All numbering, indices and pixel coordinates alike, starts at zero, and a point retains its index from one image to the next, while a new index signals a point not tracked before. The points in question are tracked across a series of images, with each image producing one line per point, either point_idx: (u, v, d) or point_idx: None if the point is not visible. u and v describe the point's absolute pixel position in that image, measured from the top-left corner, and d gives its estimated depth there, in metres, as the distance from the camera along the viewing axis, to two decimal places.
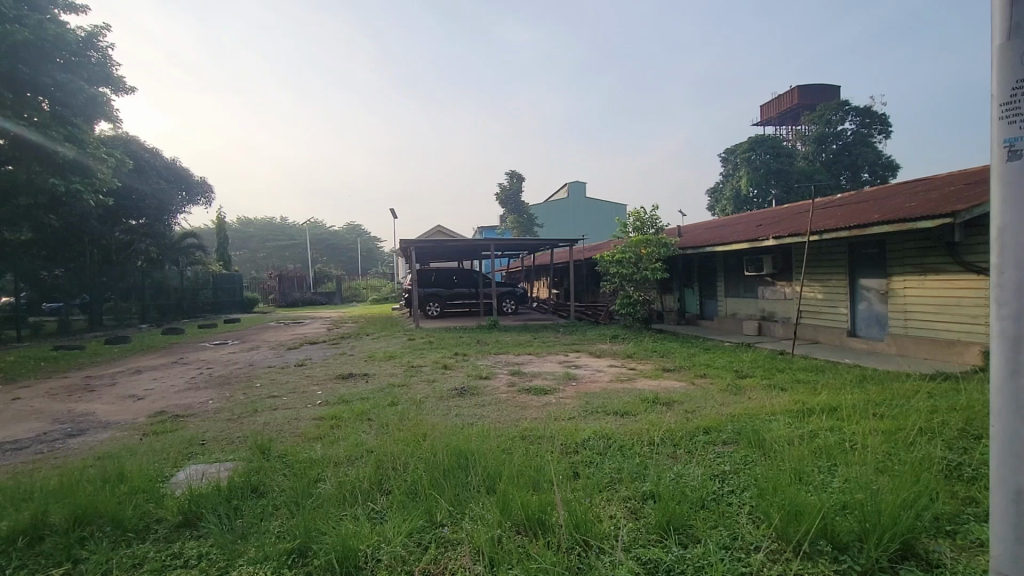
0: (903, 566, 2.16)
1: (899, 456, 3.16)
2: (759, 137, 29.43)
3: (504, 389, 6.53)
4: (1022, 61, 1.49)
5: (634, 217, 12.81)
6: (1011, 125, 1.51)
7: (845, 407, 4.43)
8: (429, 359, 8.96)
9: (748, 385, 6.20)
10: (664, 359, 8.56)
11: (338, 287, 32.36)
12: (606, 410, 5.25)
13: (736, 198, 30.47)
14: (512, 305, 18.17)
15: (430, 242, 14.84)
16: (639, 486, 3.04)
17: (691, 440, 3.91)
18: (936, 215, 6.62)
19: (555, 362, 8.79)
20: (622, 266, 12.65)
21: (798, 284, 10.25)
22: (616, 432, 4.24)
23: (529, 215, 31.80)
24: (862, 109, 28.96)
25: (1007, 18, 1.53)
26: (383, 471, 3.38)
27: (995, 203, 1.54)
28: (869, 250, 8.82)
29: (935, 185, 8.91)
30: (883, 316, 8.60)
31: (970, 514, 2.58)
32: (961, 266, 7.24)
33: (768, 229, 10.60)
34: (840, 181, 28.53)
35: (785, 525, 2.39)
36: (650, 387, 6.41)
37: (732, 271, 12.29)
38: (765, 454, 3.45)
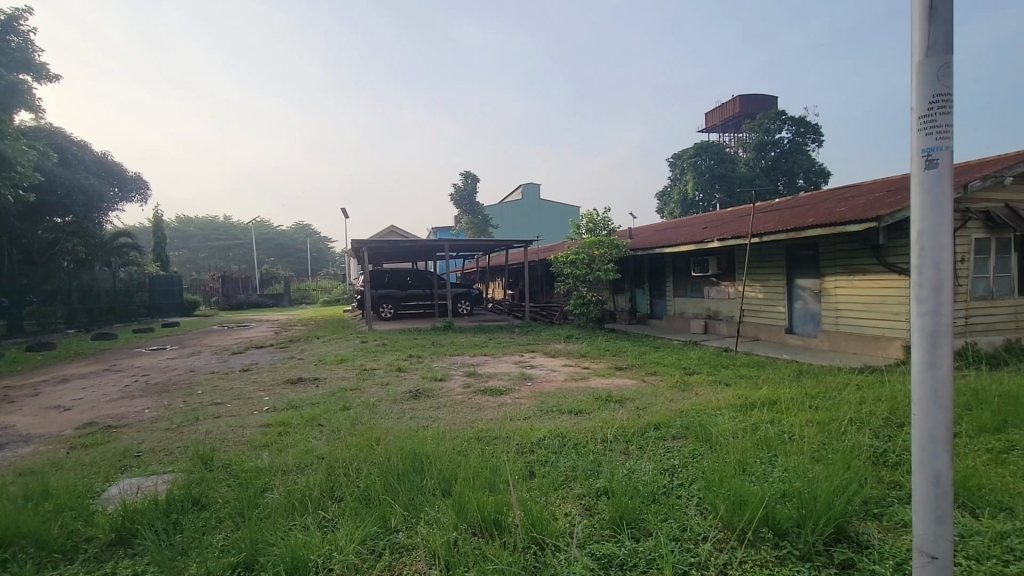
0: (837, 548, 2.30)
1: (832, 446, 3.37)
2: (704, 143, 30.60)
3: (459, 391, 6.49)
4: (936, 77, 1.62)
5: (587, 218, 13.04)
6: (928, 136, 1.64)
7: (783, 400, 4.68)
8: (382, 361, 8.80)
9: (695, 381, 6.44)
10: (616, 357, 8.76)
11: (286, 289, 31.23)
12: (561, 408, 5.33)
13: (683, 201, 31.55)
14: (467, 305, 18.10)
15: (383, 242, 14.57)
16: (593, 483, 3.10)
17: (643, 436, 4.03)
18: (864, 220, 7.10)
19: (511, 362, 8.83)
20: (575, 267, 12.86)
21: (741, 284, 10.73)
22: (570, 430, 4.31)
23: (484, 216, 31.78)
24: (798, 118, 30.64)
25: (925, 37, 1.66)
26: (335, 478, 3.29)
27: (915, 209, 1.67)
28: (804, 251, 9.35)
29: (862, 192, 9.56)
30: (817, 314, 9.14)
31: (895, 497, 2.79)
32: (885, 267, 7.79)
33: (714, 231, 11.05)
34: (779, 186, 30.15)
35: (730, 514, 2.50)
36: (604, 386, 6.55)
37: (680, 272, 12.73)
38: (712, 447, 3.60)
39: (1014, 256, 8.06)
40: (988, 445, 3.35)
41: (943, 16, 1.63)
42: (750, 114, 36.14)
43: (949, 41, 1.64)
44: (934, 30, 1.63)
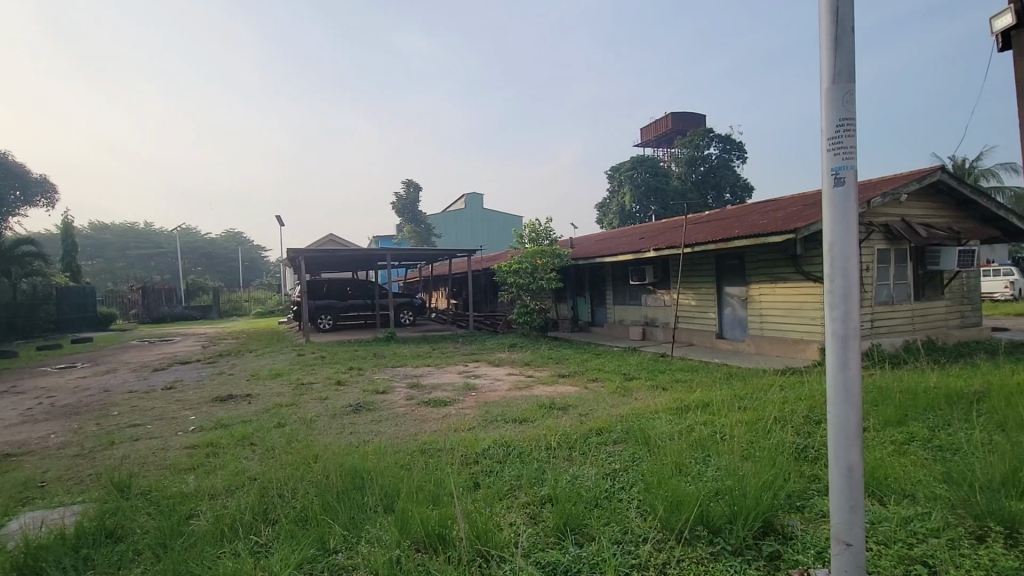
0: (765, 541, 2.44)
1: (759, 444, 3.57)
2: (639, 157, 31.92)
3: (402, 403, 6.36)
4: (841, 104, 1.79)
5: (529, 228, 13.23)
6: (835, 156, 1.81)
7: (715, 402, 4.92)
8: (320, 375, 8.48)
9: (634, 386, 6.65)
10: (559, 365, 8.90)
11: (216, 300, 29.45)
12: (505, 417, 5.34)
13: (621, 213, 32.66)
14: (410, 316, 17.79)
15: (321, 252, 14.09)
16: (537, 491, 3.13)
17: (585, 442, 4.11)
18: (783, 232, 7.65)
19: (455, 372, 8.76)
20: (518, 276, 13.00)
21: (675, 291, 11.21)
22: (515, 438, 4.34)
23: (427, 225, 31.49)
24: (724, 137, 32.53)
25: (831, 65, 1.81)
26: (268, 500, 3.13)
27: (826, 223, 1.82)
28: (731, 261, 9.92)
29: (782, 206, 10.28)
30: (744, 319, 9.70)
31: (814, 489, 3.00)
32: (802, 275, 8.41)
33: (650, 241, 11.49)
34: (708, 200, 31.81)
35: (668, 514, 2.59)
36: (548, 394, 6.62)
37: (619, 280, 13.13)
38: (650, 450, 3.73)
39: (911, 265, 8.93)
40: (893, 437, 3.67)
41: (845, 49, 1.80)
42: (681, 131, 37.98)
43: (852, 71, 1.80)
44: (838, 61, 1.80)
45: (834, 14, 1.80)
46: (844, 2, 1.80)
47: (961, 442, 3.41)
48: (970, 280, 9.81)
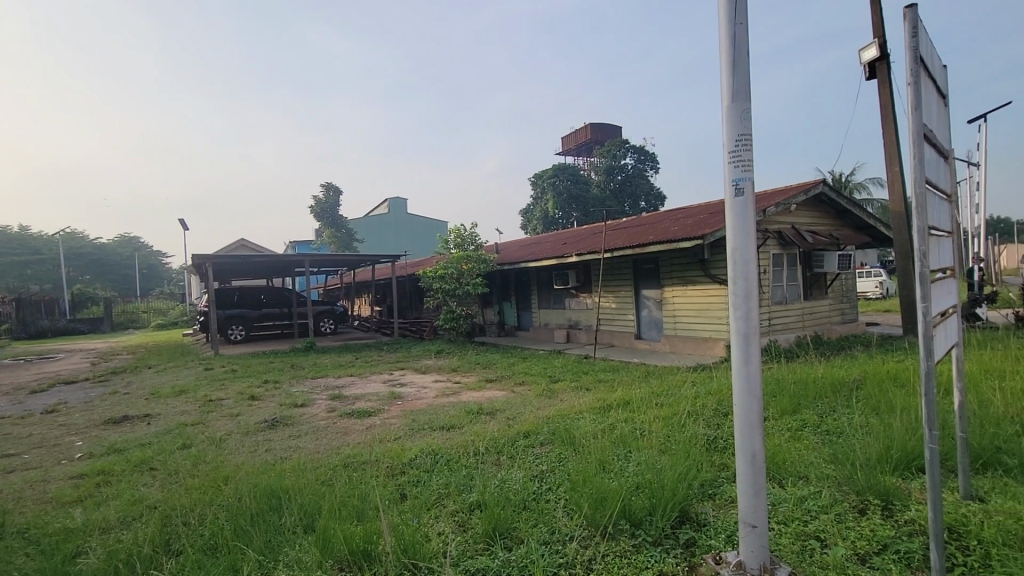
0: (681, 529, 2.58)
1: (675, 437, 3.79)
2: (560, 165, 32.89)
3: (322, 416, 6.09)
4: (739, 122, 1.96)
5: (454, 234, 13.19)
6: (735, 169, 1.97)
7: (634, 400, 5.16)
8: (231, 390, 7.90)
9: (559, 388, 6.82)
10: (486, 370, 8.92)
11: (107, 311, 26.53)
12: (432, 425, 5.27)
13: (544, 219, 33.44)
14: (331, 324, 17.06)
15: (231, 258, 13.17)
16: (466, 498, 3.11)
17: (513, 445, 4.17)
18: (692, 238, 8.18)
19: (380, 381, 8.52)
20: (444, 281, 12.89)
21: (596, 295, 11.62)
22: (442, 446, 4.30)
23: (348, 230, 30.41)
24: (639, 147, 34.28)
25: (731, 87, 1.97)
26: (171, 530, 2.87)
27: (730, 230, 1.97)
28: (647, 265, 10.46)
29: (691, 214, 10.99)
30: (659, 320, 10.25)
31: (724, 477, 3.22)
32: (710, 278, 9.05)
33: (572, 247, 11.85)
34: (625, 208, 33.37)
35: (593, 511, 2.67)
36: (474, 399, 6.61)
37: (544, 285, 13.41)
38: (575, 449, 3.84)
39: (800, 268, 9.90)
40: (789, 425, 4.04)
41: (742, 71, 1.97)
42: (600, 141, 39.56)
43: (748, 92, 1.97)
44: (737, 81, 1.96)
45: (731, 39, 1.97)
46: (739, 28, 1.96)
47: (844, 426, 3.81)
48: (849, 281, 11.03)
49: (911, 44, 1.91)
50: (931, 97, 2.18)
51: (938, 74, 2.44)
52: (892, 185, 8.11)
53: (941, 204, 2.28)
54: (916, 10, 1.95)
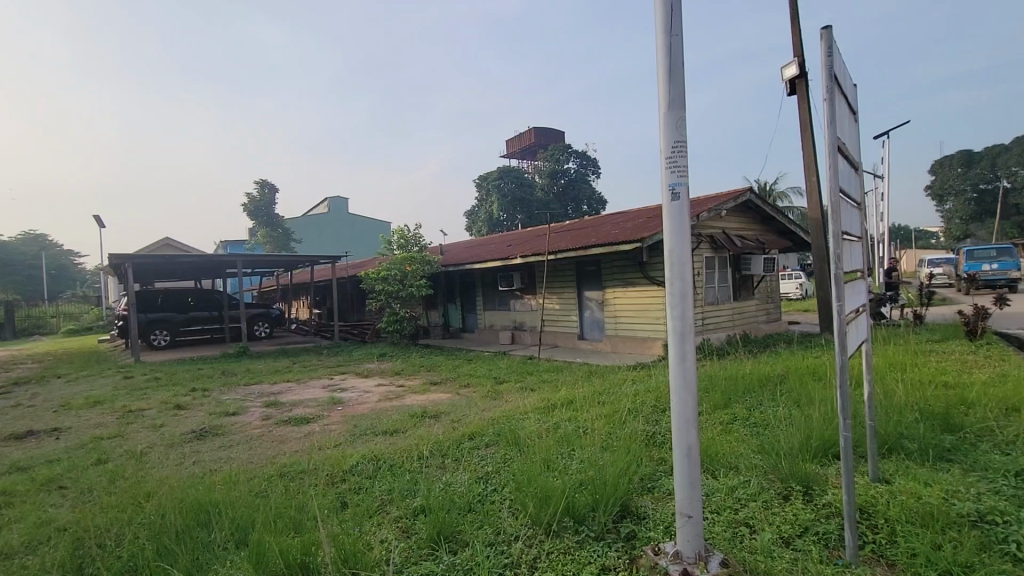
0: (622, 523, 2.66)
1: (616, 434, 3.90)
2: (505, 167, 33.10)
3: (257, 424, 5.79)
4: (676, 128, 2.05)
5: (397, 234, 12.97)
6: (672, 173, 2.05)
7: (577, 399, 5.26)
8: (154, 399, 7.35)
9: (505, 389, 6.85)
10: (430, 373, 8.81)
11: (8, 316, 24.02)
12: (374, 430, 5.14)
13: (489, 221, 33.53)
14: (266, 328, 16.27)
15: (155, 257, 12.27)
16: (410, 503, 3.05)
17: (458, 447, 4.13)
18: (631, 241, 8.46)
19: (319, 386, 8.21)
20: (387, 283, 12.63)
21: (540, 296, 11.77)
22: (385, 451, 4.20)
23: (285, 229, 29.13)
24: (581, 153, 35.09)
25: (668, 95, 2.06)
26: (83, 554, 2.63)
27: (667, 232, 2.06)
28: (589, 267, 10.71)
29: (630, 218, 11.38)
30: (601, 321, 10.52)
31: (662, 471, 3.35)
32: (648, 280, 9.39)
33: (516, 248, 11.95)
34: (568, 211, 34.05)
35: (537, 510, 2.69)
36: (418, 402, 6.52)
37: (489, 286, 13.43)
38: (520, 449, 3.87)
39: (730, 270, 10.48)
40: (721, 419, 4.25)
41: (677, 80, 2.06)
42: (543, 145, 40.11)
43: (682, 100, 2.07)
44: (673, 90, 2.05)
45: (667, 50, 2.05)
46: (675, 39, 2.05)
47: (770, 418, 4.07)
48: (774, 282, 11.79)
49: (827, 62, 2.08)
50: (844, 113, 2.37)
51: (851, 93, 2.66)
52: (810, 194, 8.75)
53: (853, 212, 2.49)
54: (830, 32, 2.12)
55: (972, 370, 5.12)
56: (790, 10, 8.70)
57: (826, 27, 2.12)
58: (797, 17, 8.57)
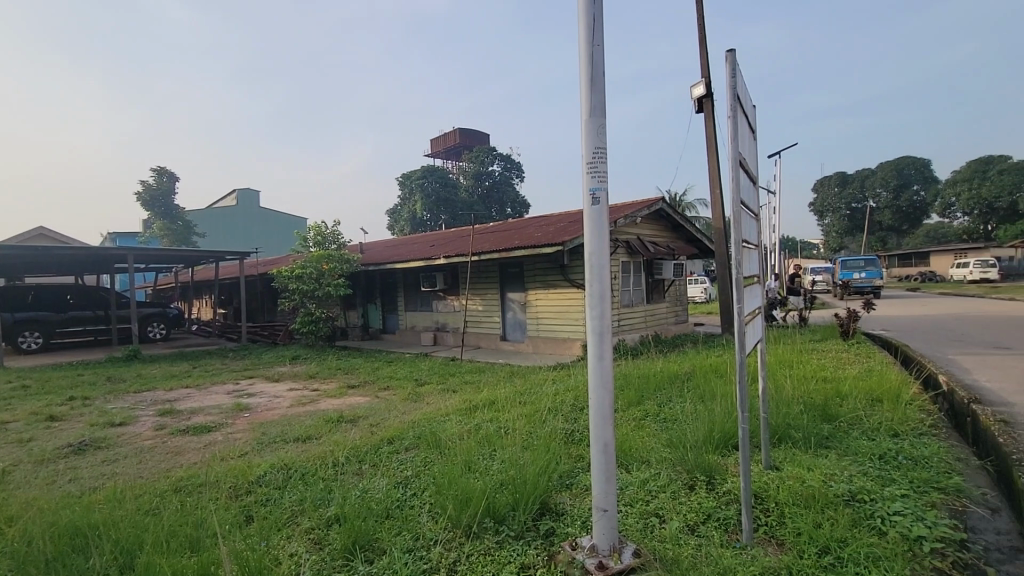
0: (541, 521, 2.70)
1: (536, 433, 3.95)
2: (429, 166, 32.65)
3: (148, 435, 5.25)
4: (597, 135, 2.12)
5: (313, 231, 12.39)
6: (592, 179, 2.12)
7: (498, 400, 5.29)
8: (20, 410, 6.44)
9: (426, 391, 6.74)
10: (348, 375, 8.47)
11: None
12: (285, 438, 4.84)
13: (412, 220, 32.96)
14: (162, 329, 14.85)
15: (24, 249, 10.76)
16: (323, 513, 2.90)
17: (376, 453, 4.00)
18: (553, 244, 8.67)
19: (222, 392, 7.60)
20: (302, 282, 11.99)
21: (463, 297, 11.73)
22: (297, 459, 3.97)
23: (185, 222, 26.74)
24: (506, 156, 35.46)
25: (589, 102, 2.14)
26: None
27: (588, 235, 2.12)
28: (512, 269, 10.84)
29: (552, 222, 11.66)
30: (523, 322, 10.68)
31: (579, 468, 3.44)
32: (569, 282, 9.67)
33: (439, 249, 11.83)
34: (492, 213, 34.28)
35: (457, 512, 2.66)
36: (334, 406, 6.23)
37: (410, 286, 13.18)
38: (441, 451, 3.81)
39: (644, 275, 11.06)
40: (634, 415, 4.46)
41: (599, 89, 2.13)
42: (468, 146, 40.02)
43: (604, 108, 2.15)
44: (595, 98, 2.12)
45: (590, 59, 2.12)
46: (597, 49, 2.13)
47: (677, 414, 4.32)
48: (682, 286, 12.59)
49: (731, 83, 2.25)
50: (745, 131, 2.58)
51: (752, 113, 2.89)
52: (715, 205, 9.43)
53: (751, 222, 2.71)
54: (734, 56, 2.29)
55: (845, 367, 5.78)
56: (699, 34, 9.35)
57: (731, 51, 2.29)
58: (704, 41, 9.23)
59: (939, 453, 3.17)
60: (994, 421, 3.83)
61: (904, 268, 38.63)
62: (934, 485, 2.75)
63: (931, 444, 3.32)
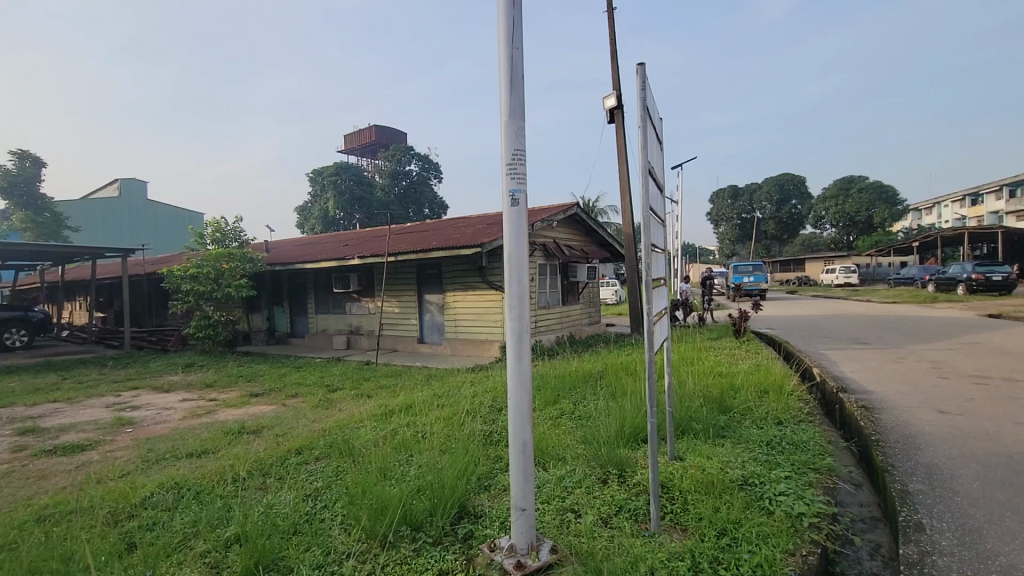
0: (460, 525, 2.67)
1: (454, 437, 3.91)
2: (343, 163, 31.45)
3: (3, 459, 4.53)
4: (516, 136, 2.14)
5: (211, 227, 11.42)
6: (512, 179, 2.14)
7: (416, 404, 5.18)
8: None
9: (338, 398, 6.44)
10: (251, 383, 7.88)
11: None
12: (176, 453, 4.40)
13: (324, 218, 31.62)
14: (23, 337, 12.95)
15: None
16: (221, 533, 2.66)
17: (282, 465, 3.75)
18: (472, 246, 8.65)
19: (99, 406, 6.74)
20: (197, 283, 11.00)
21: (379, 299, 11.37)
22: (190, 477, 3.62)
23: (54, 214, 23.57)
24: (424, 156, 34.90)
25: (508, 104, 2.15)
26: None
27: (507, 236, 2.14)
28: (430, 271, 10.68)
29: (471, 223, 11.65)
30: (441, 324, 10.57)
31: (497, 469, 3.45)
32: (487, 284, 9.72)
33: (353, 249, 11.38)
34: (409, 214, 33.65)
35: (372, 521, 2.57)
36: (234, 417, 5.76)
37: (321, 288, 12.55)
38: (354, 460, 3.66)
39: (560, 277, 11.40)
40: (551, 414, 4.56)
41: (518, 92, 2.16)
42: (383, 144, 38.92)
43: (522, 110, 2.17)
44: (514, 99, 2.14)
45: (509, 61, 2.14)
46: (516, 52, 2.15)
47: (591, 411, 4.48)
48: (595, 289, 13.10)
49: (641, 95, 2.37)
50: (654, 141, 2.74)
51: (659, 125, 3.08)
52: (625, 212, 9.94)
53: (658, 227, 2.86)
54: (644, 70, 2.42)
55: (737, 362, 6.31)
56: (611, 49, 9.80)
57: (641, 64, 2.42)
58: (616, 56, 9.69)
59: (815, 437, 3.56)
60: (856, 408, 4.38)
61: (786, 273, 43.10)
62: (811, 466, 3.07)
63: (809, 430, 3.73)
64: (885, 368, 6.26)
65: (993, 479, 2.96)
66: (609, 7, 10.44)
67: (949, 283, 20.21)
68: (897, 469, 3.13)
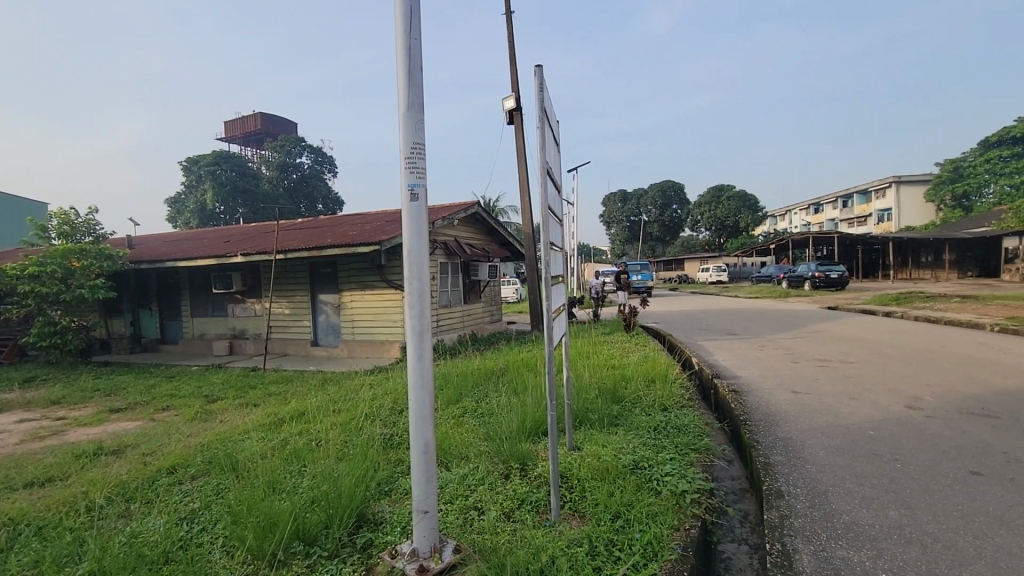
0: (358, 534, 2.55)
1: (351, 442, 3.74)
2: (223, 154, 28.81)
3: None
4: (414, 129, 2.09)
5: (57, 219, 9.86)
6: (411, 174, 2.08)
7: (310, 410, 4.88)
8: None
9: (219, 408, 5.87)
10: (110, 397, 6.92)
11: None
12: (12, 484, 3.74)
13: (201, 212, 28.73)
14: None
15: None
16: (70, 571, 2.30)
17: (150, 488, 3.33)
18: (369, 244, 8.33)
19: None
20: (39, 283, 9.44)
21: (266, 300, 10.54)
22: (31, 510, 3.08)
23: None
24: (315, 148, 32.96)
25: (406, 95, 2.09)
26: None
27: (406, 233, 2.08)
28: (324, 269, 10.12)
29: (368, 220, 11.22)
30: (337, 325, 10.07)
31: (399, 472, 3.36)
32: (387, 283, 9.42)
33: (234, 246, 10.44)
34: (300, 209, 31.65)
35: (259, 540, 2.37)
36: (89, 437, 5.01)
37: (197, 288, 11.36)
38: (237, 475, 3.35)
39: (461, 275, 11.36)
40: (453, 413, 4.53)
41: (416, 84, 2.11)
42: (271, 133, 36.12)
43: (421, 104, 2.13)
44: (412, 91, 2.09)
45: (407, 51, 2.08)
46: (414, 43, 2.10)
47: (493, 408, 4.52)
48: (496, 287, 13.24)
49: (539, 96, 2.43)
50: (551, 141, 2.82)
51: (556, 127, 3.18)
52: (524, 212, 10.15)
53: (556, 225, 2.94)
54: (541, 71, 2.48)
55: (628, 355, 6.72)
56: (510, 51, 9.96)
57: (540, 66, 2.48)
58: (514, 58, 9.87)
59: (695, 421, 3.90)
60: (729, 392, 4.86)
61: (669, 272, 46.82)
62: (691, 446, 3.36)
63: (689, 414, 4.07)
64: (751, 355, 7.04)
65: (835, 448, 3.44)
66: (507, 11, 10.62)
67: (799, 280, 23.21)
68: (762, 444, 3.52)
